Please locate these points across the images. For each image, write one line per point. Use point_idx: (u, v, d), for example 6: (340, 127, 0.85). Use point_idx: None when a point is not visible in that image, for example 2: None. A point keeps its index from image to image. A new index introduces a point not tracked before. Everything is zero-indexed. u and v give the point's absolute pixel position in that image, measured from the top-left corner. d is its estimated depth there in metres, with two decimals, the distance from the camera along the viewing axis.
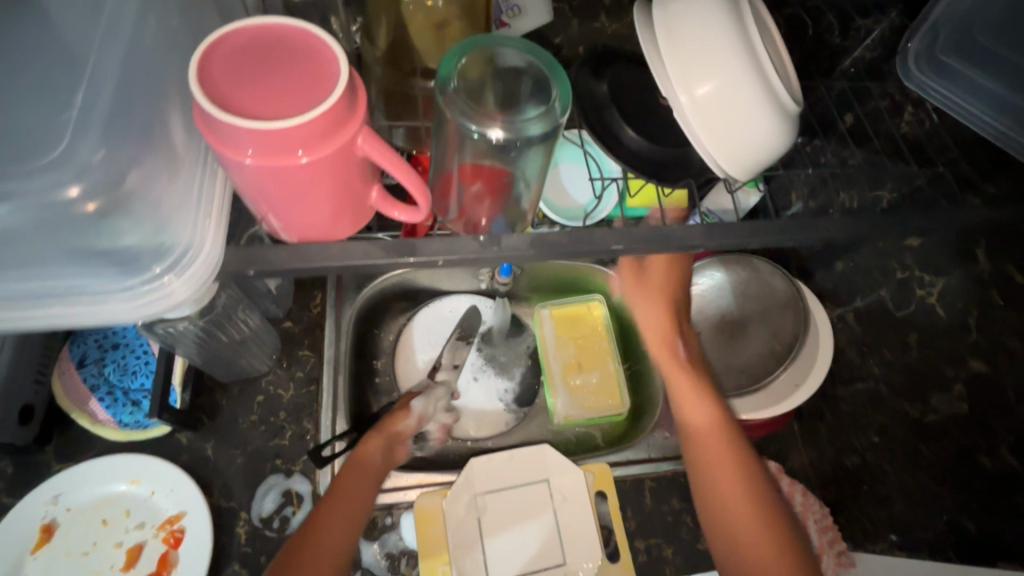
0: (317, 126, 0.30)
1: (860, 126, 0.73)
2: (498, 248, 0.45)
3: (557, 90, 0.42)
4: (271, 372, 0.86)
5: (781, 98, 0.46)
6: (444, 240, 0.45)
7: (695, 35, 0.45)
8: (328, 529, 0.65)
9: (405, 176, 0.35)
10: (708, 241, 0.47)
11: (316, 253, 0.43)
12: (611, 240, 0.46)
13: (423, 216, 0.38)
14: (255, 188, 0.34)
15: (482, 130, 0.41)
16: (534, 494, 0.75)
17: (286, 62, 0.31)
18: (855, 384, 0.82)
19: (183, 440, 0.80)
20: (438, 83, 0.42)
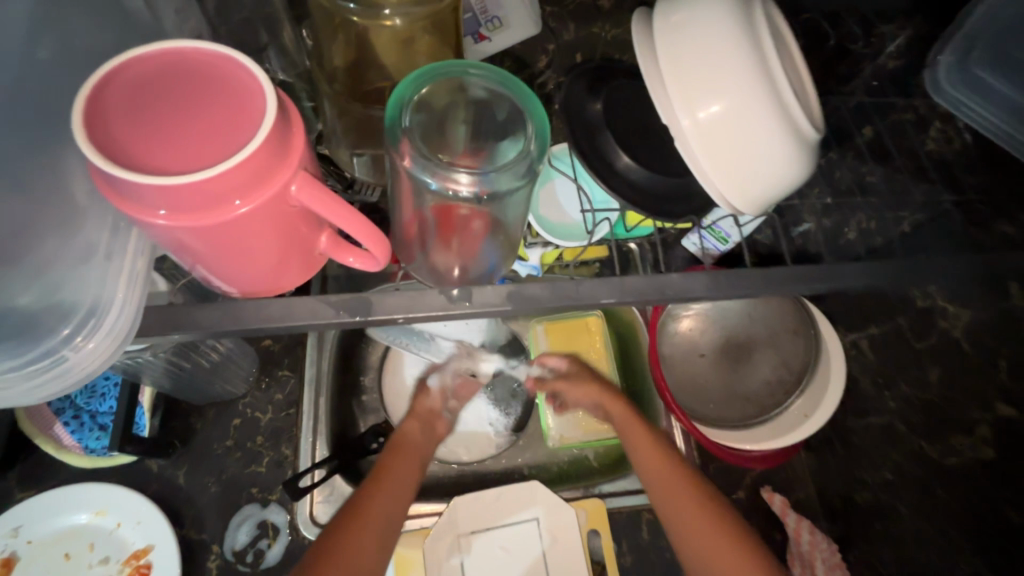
0: (237, 177, 0.28)
1: (879, 142, 0.66)
2: (470, 304, 0.41)
3: (533, 125, 0.37)
4: (249, 395, 0.81)
5: (801, 126, 0.40)
6: (409, 293, 0.41)
7: (697, 56, 0.39)
8: (378, 502, 0.62)
9: (352, 221, 0.32)
10: (712, 293, 0.43)
11: (268, 314, 0.40)
12: (600, 292, 0.41)
13: (379, 264, 0.35)
14: (181, 248, 0.32)
15: (443, 181, 0.36)
16: (522, 535, 0.70)
17: (201, 110, 0.29)
18: (869, 417, 0.77)
19: (155, 467, 0.76)
20: (392, 115, 0.37)
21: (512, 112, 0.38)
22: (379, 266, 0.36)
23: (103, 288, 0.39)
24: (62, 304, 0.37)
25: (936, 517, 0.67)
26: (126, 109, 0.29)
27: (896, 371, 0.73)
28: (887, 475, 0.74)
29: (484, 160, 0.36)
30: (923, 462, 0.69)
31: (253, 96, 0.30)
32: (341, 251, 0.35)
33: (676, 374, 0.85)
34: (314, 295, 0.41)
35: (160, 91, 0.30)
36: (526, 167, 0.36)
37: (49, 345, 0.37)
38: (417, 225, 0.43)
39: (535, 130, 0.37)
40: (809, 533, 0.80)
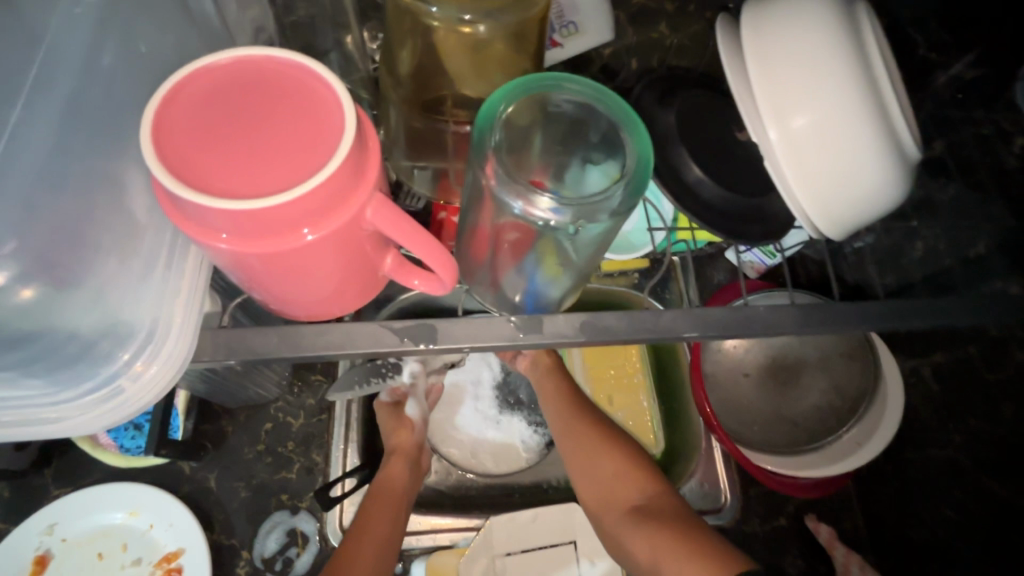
0: (310, 204, 0.26)
1: (959, 155, 0.60)
2: (539, 334, 0.39)
3: (633, 144, 0.34)
4: (281, 399, 0.80)
5: (902, 146, 0.37)
6: (479, 322, 0.39)
7: (796, 68, 0.36)
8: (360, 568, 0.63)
9: (424, 246, 0.30)
10: (801, 328, 0.40)
11: (323, 336, 0.38)
12: (682, 325, 0.39)
13: (445, 289, 0.33)
14: (241, 271, 0.30)
15: (527, 208, 0.34)
16: (559, 558, 0.68)
17: (271, 124, 0.27)
18: (929, 450, 0.72)
19: (186, 469, 0.76)
20: (477, 134, 0.35)
21: (605, 131, 0.37)
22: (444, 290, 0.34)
23: (159, 311, 0.38)
24: (120, 329, 0.37)
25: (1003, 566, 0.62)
26: (193, 124, 0.27)
27: (961, 402, 0.67)
28: (947, 512, 0.69)
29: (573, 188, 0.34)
30: (987, 503, 0.64)
31: (327, 110, 0.28)
32: (407, 274, 0.33)
33: (720, 394, 0.81)
34: (374, 321, 0.39)
35: (228, 104, 0.28)
36: (624, 196, 0.33)
37: (107, 373, 0.37)
38: (490, 240, 0.41)
39: (637, 153, 0.34)
40: (859, 569, 0.75)
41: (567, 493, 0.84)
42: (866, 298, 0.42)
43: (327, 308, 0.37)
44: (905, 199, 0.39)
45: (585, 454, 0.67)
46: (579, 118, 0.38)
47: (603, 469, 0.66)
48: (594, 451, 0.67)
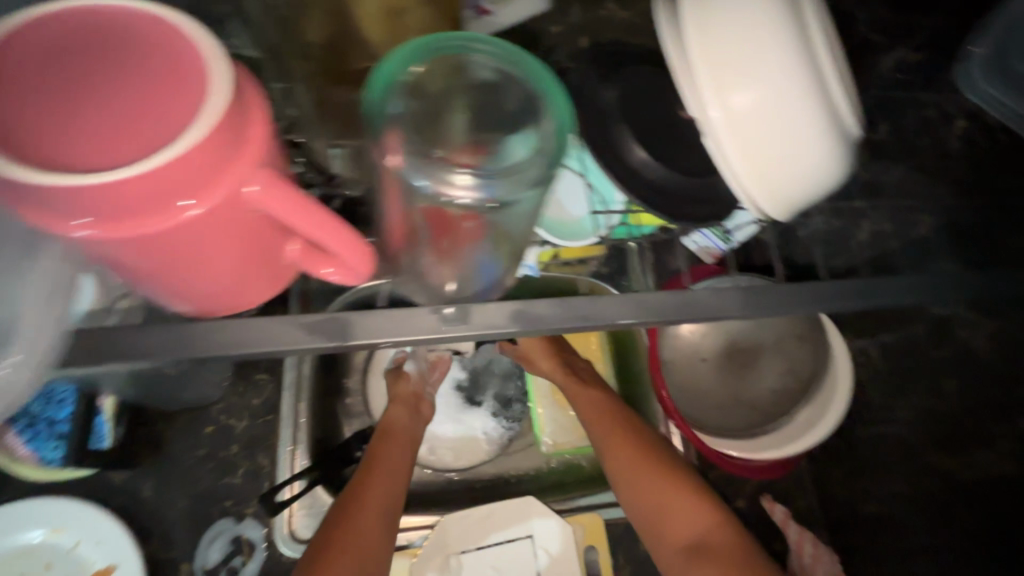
0: (170, 178, 0.25)
1: (905, 139, 0.61)
2: (465, 325, 0.36)
3: (550, 116, 0.33)
4: (223, 400, 0.76)
5: (841, 117, 0.36)
6: (394, 315, 0.36)
7: (720, 35, 0.34)
8: (375, 502, 0.61)
9: (320, 224, 0.28)
10: (745, 312, 0.39)
11: (230, 335, 0.35)
12: (617, 312, 0.37)
13: (356, 276, 0.31)
14: (114, 262, 0.28)
15: (433, 184, 0.31)
16: (517, 553, 0.68)
17: (130, 90, 0.25)
18: (876, 428, 0.72)
19: (118, 480, 0.71)
20: (374, 107, 0.33)
21: (525, 94, 0.34)
22: (361, 280, 0.32)
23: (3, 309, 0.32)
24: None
25: None
26: (40, 94, 0.25)
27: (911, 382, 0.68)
28: (897, 487, 0.69)
29: (493, 155, 0.32)
30: None
31: (194, 72, 0.26)
32: (317, 261, 0.31)
33: (678, 380, 0.81)
34: (278, 316, 0.36)
35: (81, 69, 0.26)
36: (544, 169, 0.32)
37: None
38: (406, 232, 0.38)
39: (556, 118, 0.33)
40: None
41: (528, 486, 0.82)
42: (812, 281, 0.41)
43: (235, 302, 0.35)
44: (849, 176, 0.38)
45: (599, 427, 0.70)
46: (494, 85, 0.35)
47: (618, 439, 0.68)
48: (603, 416, 0.70)
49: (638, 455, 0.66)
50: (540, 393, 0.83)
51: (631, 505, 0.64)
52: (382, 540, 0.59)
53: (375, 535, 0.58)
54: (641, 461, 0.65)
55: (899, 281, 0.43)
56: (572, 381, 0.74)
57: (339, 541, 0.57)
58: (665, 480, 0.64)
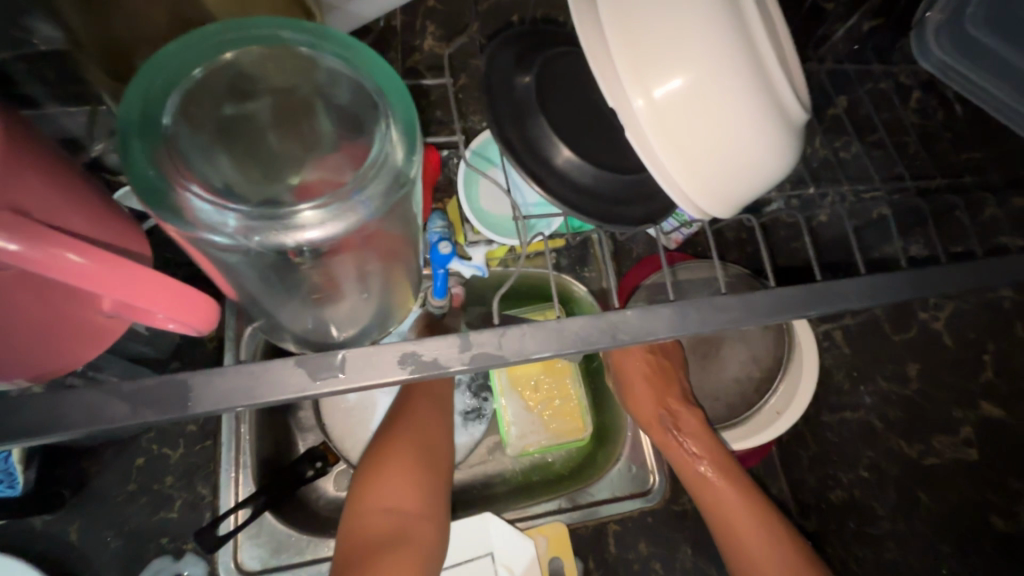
0: None
1: (861, 112, 0.57)
2: (345, 377, 0.32)
3: (389, 117, 0.30)
4: (153, 429, 0.70)
5: (782, 98, 0.32)
6: (247, 369, 0.32)
7: (620, 17, 0.30)
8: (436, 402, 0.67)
9: (110, 275, 0.26)
10: (684, 330, 0.36)
11: (55, 410, 0.31)
12: (529, 345, 0.34)
13: (188, 327, 0.30)
14: None
15: (257, 216, 0.28)
16: (477, 571, 0.65)
17: None
18: (844, 413, 0.70)
19: (40, 524, 0.65)
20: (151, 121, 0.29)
21: (357, 91, 0.31)
22: (198, 330, 0.31)
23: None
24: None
25: (915, 521, 0.62)
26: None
27: (874, 365, 0.66)
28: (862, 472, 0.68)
29: (332, 179, 0.29)
30: (900, 460, 0.64)
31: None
32: (146, 312, 0.29)
33: None
34: (95, 388, 0.32)
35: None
36: (389, 180, 0.29)
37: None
38: (261, 277, 0.35)
39: (400, 121, 0.30)
40: None
41: (493, 494, 0.79)
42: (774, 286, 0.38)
43: (69, 353, 0.33)
44: (797, 163, 0.34)
45: (632, 380, 0.73)
46: (318, 83, 0.32)
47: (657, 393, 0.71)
48: (646, 365, 0.73)
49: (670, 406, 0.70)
50: (502, 387, 0.79)
51: (669, 448, 0.68)
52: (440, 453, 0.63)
53: (431, 453, 0.62)
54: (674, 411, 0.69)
55: (863, 280, 0.40)
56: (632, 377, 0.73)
57: (394, 448, 0.61)
58: (701, 433, 0.68)
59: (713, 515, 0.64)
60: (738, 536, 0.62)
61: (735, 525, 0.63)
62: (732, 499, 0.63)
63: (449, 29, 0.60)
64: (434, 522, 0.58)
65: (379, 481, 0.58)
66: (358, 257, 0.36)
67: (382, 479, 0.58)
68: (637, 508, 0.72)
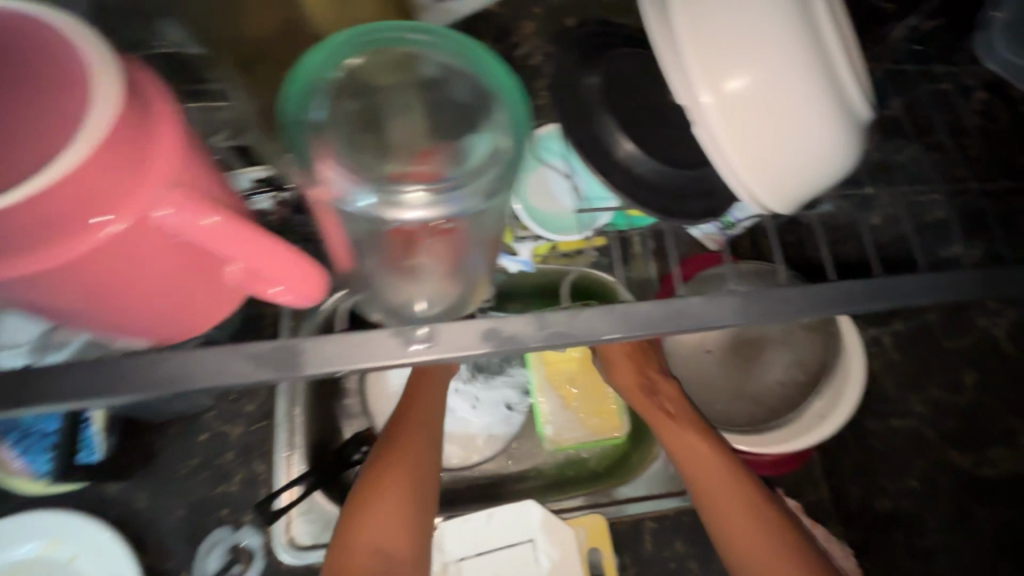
0: (71, 191, 0.25)
1: (920, 113, 0.56)
2: (434, 347, 0.35)
3: (504, 113, 0.32)
4: (215, 407, 0.74)
5: (848, 101, 0.33)
6: (352, 339, 0.35)
7: (692, 19, 0.32)
8: (433, 392, 0.68)
9: (235, 238, 0.28)
10: (744, 319, 0.37)
11: (170, 369, 0.34)
12: (601, 327, 0.35)
13: (301, 300, 0.32)
14: (26, 297, 0.28)
15: (383, 195, 0.30)
16: (518, 557, 0.67)
17: (14, 104, 0.25)
18: (892, 420, 0.69)
19: (114, 491, 0.70)
20: (299, 112, 0.32)
21: (475, 89, 0.34)
22: (308, 300, 0.32)
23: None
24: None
25: (967, 534, 0.60)
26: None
27: (927, 372, 0.65)
28: (912, 482, 0.66)
29: (447, 166, 0.31)
30: (951, 471, 0.62)
31: (73, 85, 0.26)
32: (262, 284, 0.30)
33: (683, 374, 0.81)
34: (226, 345, 0.34)
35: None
36: (500, 173, 0.32)
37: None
38: (359, 245, 0.38)
39: (512, 119, 0.32)
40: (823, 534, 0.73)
41: (531, 487, 0.80)
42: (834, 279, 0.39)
43: (196, 318, 0.36)
44: (859, 161, 0.35)
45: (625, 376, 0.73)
46: (438, 80, 0.35)
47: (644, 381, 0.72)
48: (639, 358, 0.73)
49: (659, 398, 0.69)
50: (540, 383, 0.81)
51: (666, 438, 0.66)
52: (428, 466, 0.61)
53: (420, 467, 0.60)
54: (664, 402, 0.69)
55: (920, 280, 0.40)
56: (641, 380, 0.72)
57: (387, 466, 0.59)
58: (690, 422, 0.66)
59: (706, 507, 0.61)
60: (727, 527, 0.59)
61: (720, 505, 0.60)
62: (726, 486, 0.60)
63: (505, 32, 0.62)
64: (420, 539, 0.56)
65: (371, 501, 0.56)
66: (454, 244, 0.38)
67: (374, 499, 0.56)
68: (677, 505, 0.72)
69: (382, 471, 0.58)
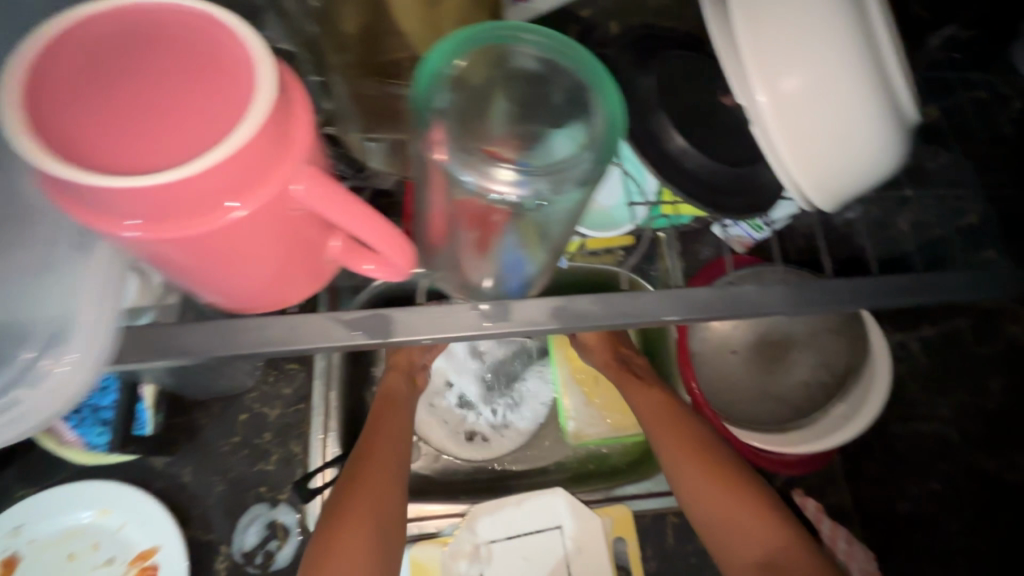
0: (227, 171, 0.26)
1: (958, 119, 0.57)
2: (507, 322, 0.38)
3: (602, 107, 0.34)
4: (256, 389, 0.77)
5: (894, 106, 0.35)
6: (437, 312, 0.38)
7: (753, 29, 0.34)
8: (402, 412, 0.70)
9: (364, 220, 0.30)
10: (791, 310, 0.40)
11: (259, 337, 0.37)
12: (661, 310, 0.39)
13: (399, 271, 0.34)
14: (160, 258, 0.29)
15: (488, 173, 0.32)
16: (545, 543, 0.69)
17: (171, 83, 0.26)
18: (916, 425, 0.69)
19: (158, 465, 0.73)
20: (424, 95, 0.34)
21: (575, 86, 0.36)
22: (400, 275, 0.34)
23: (71, 307, 0.34)
24: (24, 325, 0.34)
25: (991, 537, 0.61)
26: (82, 100, 0.26)
27: (954, 376, 0.65)
28: (934, 485, 0.67)
29: (547, 154, 0.33)
30: (976, 474, 0.62)
31: (229, 69, 0.27)
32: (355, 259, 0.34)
33: (708, 376, 0.78)
34: (325, 314, 0.38)
35: (117, 73, 0.27)
36: (592, 165, 0.33)
37: (12, 375, 0.33)
38: (446, 220, 0.41)
39: (607, 116, 0.34)
40: (846, 542, 0.73)
41: (554, 478, 0.81)
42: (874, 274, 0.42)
43: (289, 293, 0.37)
44: (899, 162, 0.37)
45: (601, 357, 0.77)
46: (541, 76, 0.37)
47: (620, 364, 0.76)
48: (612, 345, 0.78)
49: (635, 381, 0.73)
50: (564, 380, 0.83)
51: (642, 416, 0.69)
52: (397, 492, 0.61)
53: (385, 493, 0.60)
54: (638, 384, 0.72)
55: (949, 275, 0.42)
56: (623, 373, 0.75)
57: (354, 491, 0.59)
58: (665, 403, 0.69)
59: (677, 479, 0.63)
60: (698, 502, 0.61)
61: (691, 481, 0.62)
62: (698, 463, 0.62)
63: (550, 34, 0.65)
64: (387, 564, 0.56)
65: (337, 529, 0.56)
66: (532, 234, 0.40)
67: (340, 528, 0.56)
68: None
69: (352, 489, 0.59)
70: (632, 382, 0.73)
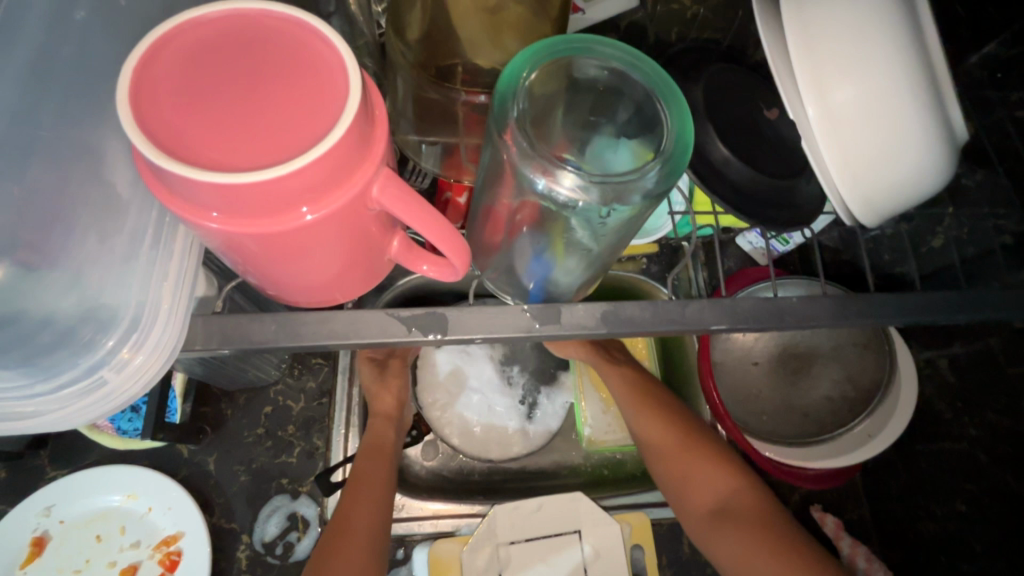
0: (314, 173, 0.27)
1: (999, 134, 0.55)
2: (557, 325, 0.39)
3: (672, 121, 0.35)
4: (281, 381, 0.79)
5: (943, 126, 0.37)
6: (491, 312, 0.39)
7: (809, 50, 0.37)
8: (387, 462, 0.68)
9: (432, 225, 0.32)
10: (838, 321, 0.41)
11: (310, 331, 0.38)
12: (708, 318, 0.40)
13: (455, 275, 0.35)
14: (237, 251, 0.30)
15: (560, 178, 0.34)
16: (564, 547, 0.69)
17: (265, 87, 0.28)
18: (942, 444, 0.68)
19: (184, 453, 0.75)
20: (502, 97, 0.35)
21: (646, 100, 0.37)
22: (455, 275, 0.35)
23: (151, 297, 0.36)
24: (105, 314, 0.36)
25: (1016, 560, 0.60)
26: (180, 97, 0.27)
27: (982, 396, 0.63)
28: (957, 505, 0.66)
29: None
30: (1001, 495, 0.61)
31: (321, 76, 0.28)
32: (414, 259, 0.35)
33: (728, 384, 0.78)
34: (382, 310, 0.39)
35: (216, 74, 0.28)
36: (660, 178, 0.34)
37: (93, 361, 0.35)
38: (509, 214, 0.43)
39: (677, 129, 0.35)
40: (866, 560, 0.73)
41: (570, 482, 0.81)
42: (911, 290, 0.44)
43: (343, 291, 0.39)
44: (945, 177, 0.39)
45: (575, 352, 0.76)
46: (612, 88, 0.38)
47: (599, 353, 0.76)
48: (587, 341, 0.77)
49: (613, 370, 0.74)
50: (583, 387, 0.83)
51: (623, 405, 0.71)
52: (375, 557, 0.60)
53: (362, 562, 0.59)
54: (615, 373, 0.73)
55: (981, 291, 0.43)
56: (599, 354, 0.75)
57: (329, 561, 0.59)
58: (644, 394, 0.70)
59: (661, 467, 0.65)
60: (684, 491, 0.63)
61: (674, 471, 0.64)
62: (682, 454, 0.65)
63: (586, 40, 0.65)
64: None
65: None
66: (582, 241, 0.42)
67: None
68: None
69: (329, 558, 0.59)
70: (607, 366, 0.74)
